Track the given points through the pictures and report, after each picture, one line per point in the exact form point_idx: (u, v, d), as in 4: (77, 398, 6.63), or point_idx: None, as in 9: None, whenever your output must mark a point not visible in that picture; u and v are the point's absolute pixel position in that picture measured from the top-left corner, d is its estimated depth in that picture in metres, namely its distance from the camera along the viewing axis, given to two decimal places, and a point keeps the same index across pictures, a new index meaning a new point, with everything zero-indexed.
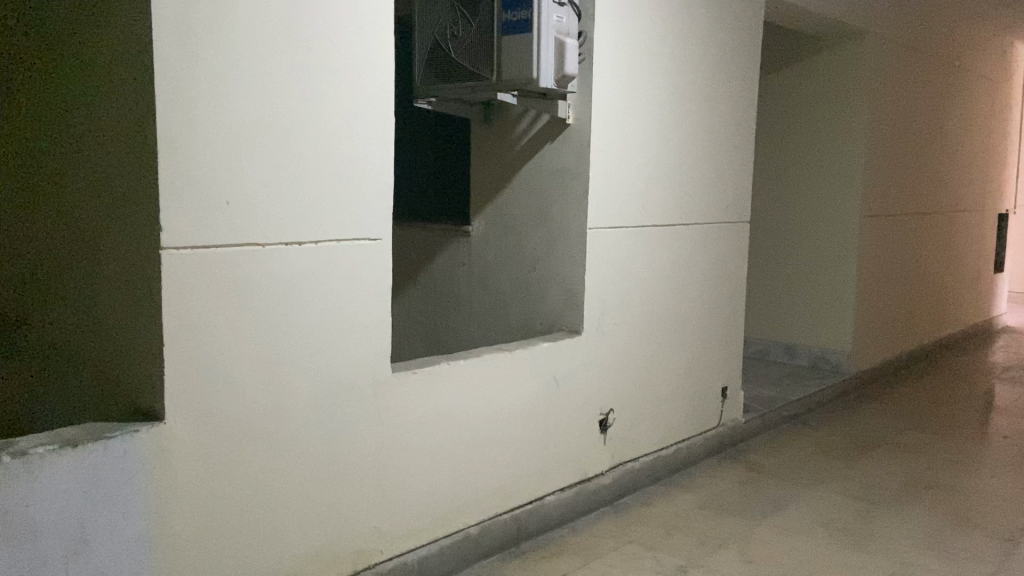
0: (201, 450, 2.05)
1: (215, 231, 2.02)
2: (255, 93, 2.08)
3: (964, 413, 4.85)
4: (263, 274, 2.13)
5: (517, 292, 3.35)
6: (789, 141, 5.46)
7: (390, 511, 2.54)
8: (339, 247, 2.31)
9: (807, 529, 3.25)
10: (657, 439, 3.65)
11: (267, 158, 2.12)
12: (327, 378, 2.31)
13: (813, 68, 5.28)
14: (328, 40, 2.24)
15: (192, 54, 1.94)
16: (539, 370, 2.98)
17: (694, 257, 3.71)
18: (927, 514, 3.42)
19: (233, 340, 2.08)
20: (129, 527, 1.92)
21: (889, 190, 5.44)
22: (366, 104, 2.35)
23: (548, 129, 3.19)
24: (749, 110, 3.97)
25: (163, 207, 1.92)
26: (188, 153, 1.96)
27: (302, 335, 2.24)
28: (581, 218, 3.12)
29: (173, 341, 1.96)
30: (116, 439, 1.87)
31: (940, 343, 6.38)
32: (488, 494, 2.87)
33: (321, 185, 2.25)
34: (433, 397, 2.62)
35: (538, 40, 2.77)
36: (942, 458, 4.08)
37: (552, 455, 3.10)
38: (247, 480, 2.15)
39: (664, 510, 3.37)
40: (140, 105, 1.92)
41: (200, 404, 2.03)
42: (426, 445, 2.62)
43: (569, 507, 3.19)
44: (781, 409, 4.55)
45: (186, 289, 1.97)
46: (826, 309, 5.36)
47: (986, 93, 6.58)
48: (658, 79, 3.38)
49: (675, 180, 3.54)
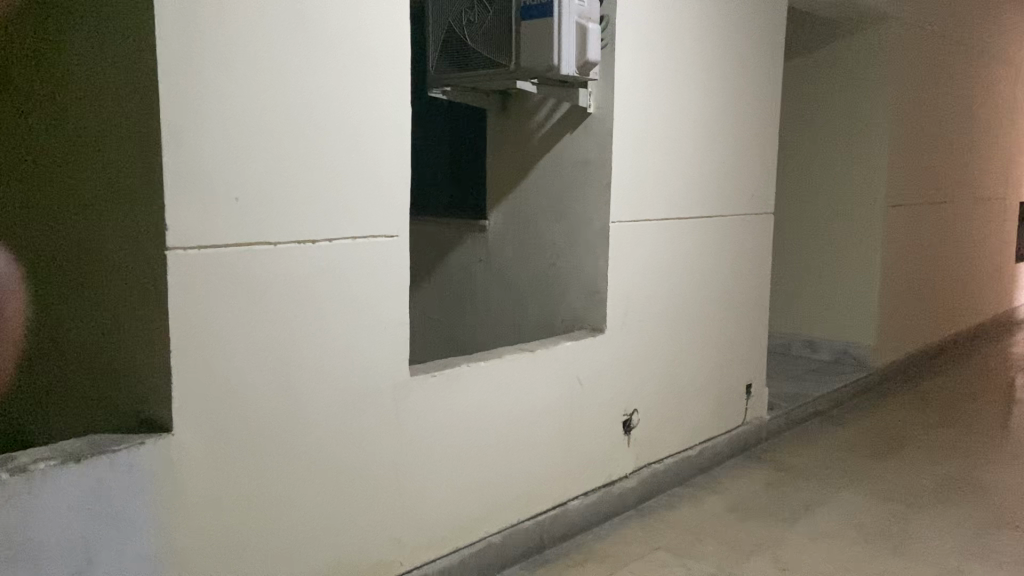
0: (214, 461, 1.93)
1: (222, 231, 1.89)
2: (263, 83, 1.95)
3: (993, 407, 4.70)
4: (274, 272, 2.00)
5: (537, 289, 3.22)
6: (811, 131, 5.31)
7: (411, 520, 2.42)
8: (355, 245, 2.18)
9: (840, 532, 3.13)
10: (682, 439, 3.52)
11: (277, 153, 1.99)
12: (343, 385, 2.19)
13: (836, 55, 5.13)
14: (338, 28, 2.10)
15: (196, 43, 1.81)
16: (562, 370, 2.86)
17: (717, 250, 3.56)
18: (964, 515, 3.29)
19: (246, 343, 1.97)
20: (137, 545, 1.80)
21: (913, 180, 5.28)
22: (384, 93, 2.23)
23: (568, 119, 3.06)
24: (774, 97, 3.83)
25: (169, 206, 1.80)
26: (199, 147, 1.84)
27: (315, 340, 2.11)
28: (604, 210, 2.98)
29: (181, 350, 1.84)
30: (121, 451, 1.76)
31: (964, 335, 6.23)
32: (511, 501, 2.75)
33: (332, 181, 2.12)
34: (454, 400, 2.50)
35: (559, 25, 2.63)
36: (975, 456, 3.94)
37: (576, 458, 2.98)
38: (262, 492, 2.04)
39: (691, 514, 3.25)
40: (141, 95, 1.80)
41: (212, 412, 1.91)
42: (447, 451, 2.50)
43: (593, 512, 3.07)
44: (805, 405, 4.42)
45: (194, 290, 1.85)
46: (850, 301, 5.22)
47: (1010, 77, 6.36)
48: (681, 65, 3.23)
49: (699, 169, 3.41)
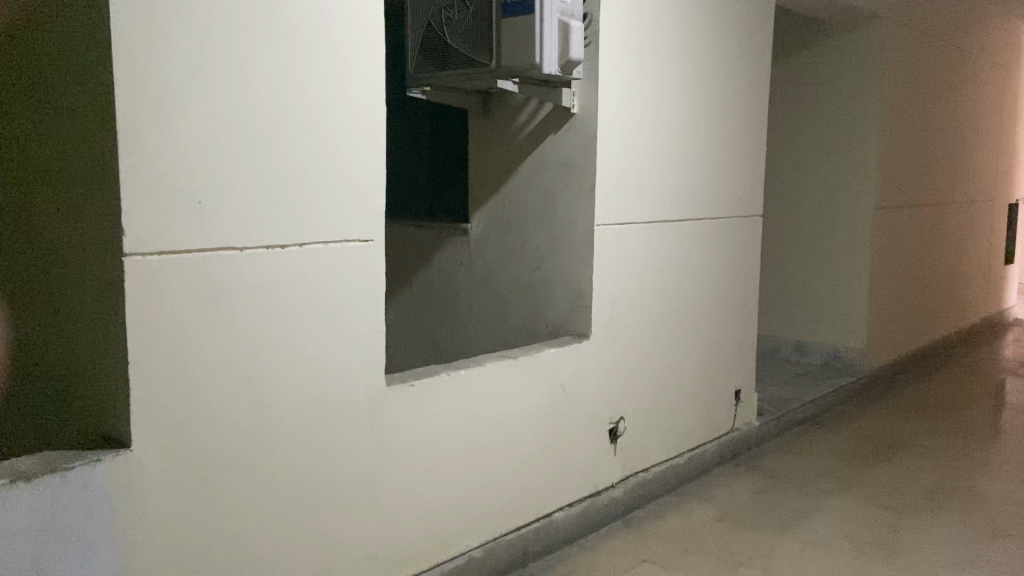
0: (176, 478, 1.83)
1: (185, 236, 1.80)
2: (230, 82, 1.86)
3: (983, 411, 4.66)
4: (240, 278, 1.91)
5: (520, 294, 3.15)
6: (800, 132, 5.25)
7: (388, 536, 2.33)
8: (327, 250, 2.09)
9: (831, 541, 3.05)
10: (669, 446, 3.44)
11: (243, 154, 1.90)
12: (316, 397, 2.10)
13: (824, 55, 5.08)
14: (308, 25, 2.01)
15: (157, 40, 1.73)
16: (545, 377, 2.78)
17: (704, 254, 3.50)
18: (957, 523, 3.22)
19: (214, 353, 1.88)
20: (94, 566, 1.71)
21: (902, 182, 5.23)
22: (355, 92, 2.14)
23: (551, 119, 2.98)
24: (762, 97, 3.76)
25: (127, 210, 1.71)
26: (159, 148, 1.75)
27: (284, 350, 2.02)
28: (588, 213, 2.91)
29: (140, 362, 1.75)
30: (76, 469, 1.66)
31: (953, 338, 6.19)
32: (492, 513, 2.66)
33: (300, 185, 2.03)
34: (434, 410, 2.42)
35: (540, 22, 2.55)
36: (966, 461, 3.89)
37: (560, 468, 2.90)
38: (228, 510, 1.94)
39: (678, 524, 3.17)
40: (98, 92, 1.70)
41: (172, 429, 1.82)
42: (425, 462, 2.41)
43: (578, 523, 2.99)
44: (795, 410, 4.36)
45: (155, 298, 1.76)
46: (840, 304, 5.16)
47: (999, 79, 6.33)
48: (668, 65, 3.17)
49: (686, 171, 3.34)
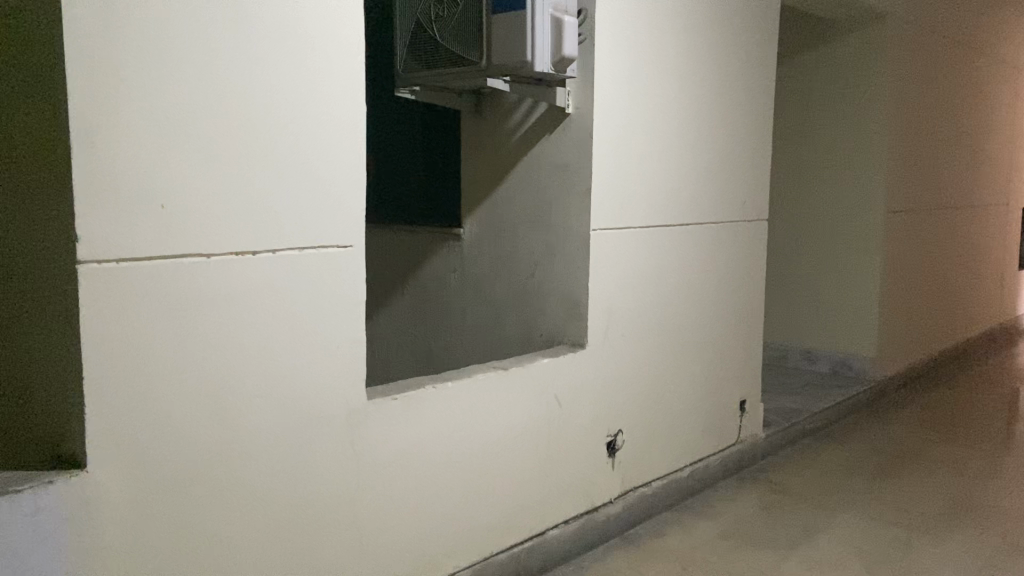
0: (137, 498, 1.72)
1: (146, 242, 1.69)
2: (195, 77, 1.75)
3: (998, 422, 4.50)
4: (206, 286, 1.80)
5: (515, 301, 3.02)
6: (807, 135, 5.12)
7: (371, 557, 2.21)
8: (303, 256, 1.98)
9: (840, 558, 2.92)
10: (670, 459, 3.31)
11: (211, 154, 1.79)
12: (290, 411, 1.98)
13: (832, 55, 4.94)
14: (279, 16, 1.89)
15: (115, 33, 1.62)
16: (539, 388, 2.65)
17: (707, 260, 3.37)
18: (973, 539, 3.08)
19: (177, 366, 1.76)
20: None
21: (912, 186, 5.08)
22: (332, 88, 2.02)
23: (545, 120, 2.87)
24: (767, 98, 3.64)
25: (80, 214, 1.59)
26: (116, 149, 1.64)
27: (256, 362, 1.90)
28: (583, 216, 2.79)
29: (96, 377, 1.63)
30: (25, 492, 1.55)
31: (966, 346, 6.02)
32: (483, 532, 2.54)
33: (272, 188, 1.91)
34: (418, 425, 2.30)
35: (531, 17, 2.44)
36: (981, 475, 3.74)
37: (555, 484, 2.77)
38: (195, 531, 1.83)
39: (680, 541, 3.04)
40: (49, 87, 1.59)
41: (132, 447, 1.70)
42: (409, 479, 2.29)
43: (574, 542, 2.86)
44: (803, 421, 4.21)
45: (113, 310, 1.65)
46: (849, 311, 5.02)
47: (1013, 81, 6.17)
48: (667, 65, 3.05)
49: (687, 175, 3.22)
